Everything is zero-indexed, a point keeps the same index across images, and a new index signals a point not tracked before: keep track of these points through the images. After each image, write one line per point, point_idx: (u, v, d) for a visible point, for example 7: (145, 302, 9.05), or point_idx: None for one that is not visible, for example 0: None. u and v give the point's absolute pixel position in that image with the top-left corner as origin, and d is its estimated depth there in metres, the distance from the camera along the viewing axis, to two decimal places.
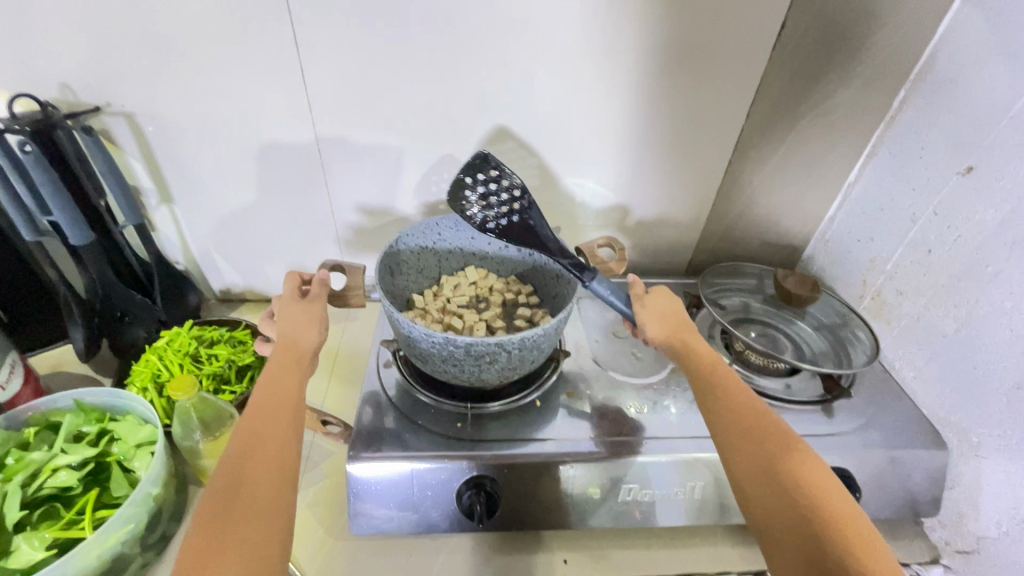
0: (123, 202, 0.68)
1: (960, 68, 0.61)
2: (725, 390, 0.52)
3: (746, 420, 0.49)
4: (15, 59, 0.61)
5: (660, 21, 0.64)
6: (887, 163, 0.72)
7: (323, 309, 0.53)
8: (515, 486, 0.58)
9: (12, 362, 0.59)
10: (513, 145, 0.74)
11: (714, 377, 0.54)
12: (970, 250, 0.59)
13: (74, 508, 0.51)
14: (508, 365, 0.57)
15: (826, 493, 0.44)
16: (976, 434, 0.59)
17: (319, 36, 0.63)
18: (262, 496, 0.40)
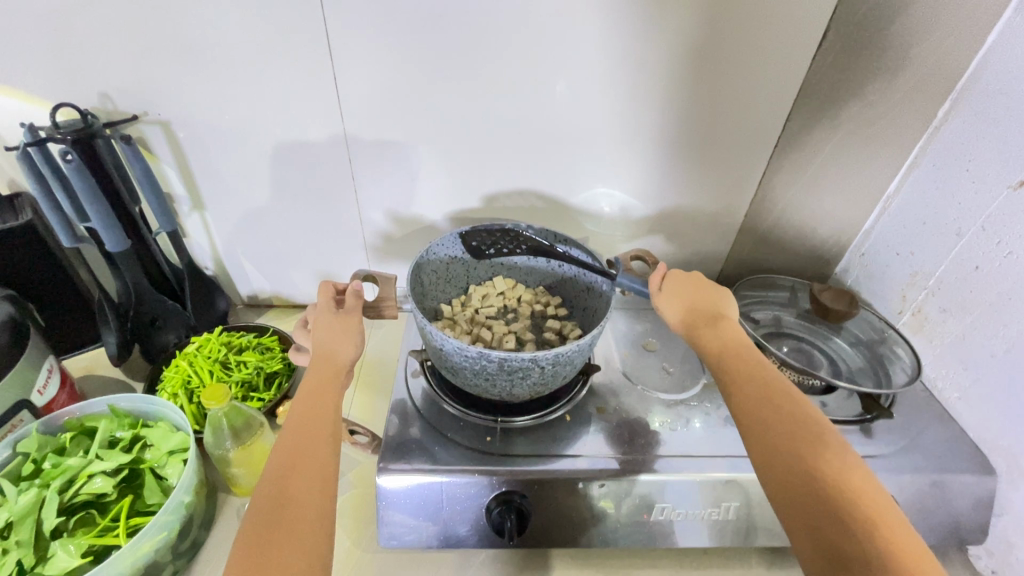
0: (157, 209, 0.69)
1: (1012, 79, 0.59)
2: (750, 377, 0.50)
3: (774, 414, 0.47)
4: (58, 70, 0.62)
5: (696, 30, 0.63)
6: (929, 175, 0.69)
7: (359, 322, 0.53)
8: (545, 502, 0.57)
9: (49, 366, 0.60)
10: (542, 154, 0.73)
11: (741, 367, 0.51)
12: (1022, 267, 0.57)
13: (109, 515, 0.51)
14: (540, 381, 0.56)
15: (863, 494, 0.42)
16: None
17: (353, 45, 0.63)
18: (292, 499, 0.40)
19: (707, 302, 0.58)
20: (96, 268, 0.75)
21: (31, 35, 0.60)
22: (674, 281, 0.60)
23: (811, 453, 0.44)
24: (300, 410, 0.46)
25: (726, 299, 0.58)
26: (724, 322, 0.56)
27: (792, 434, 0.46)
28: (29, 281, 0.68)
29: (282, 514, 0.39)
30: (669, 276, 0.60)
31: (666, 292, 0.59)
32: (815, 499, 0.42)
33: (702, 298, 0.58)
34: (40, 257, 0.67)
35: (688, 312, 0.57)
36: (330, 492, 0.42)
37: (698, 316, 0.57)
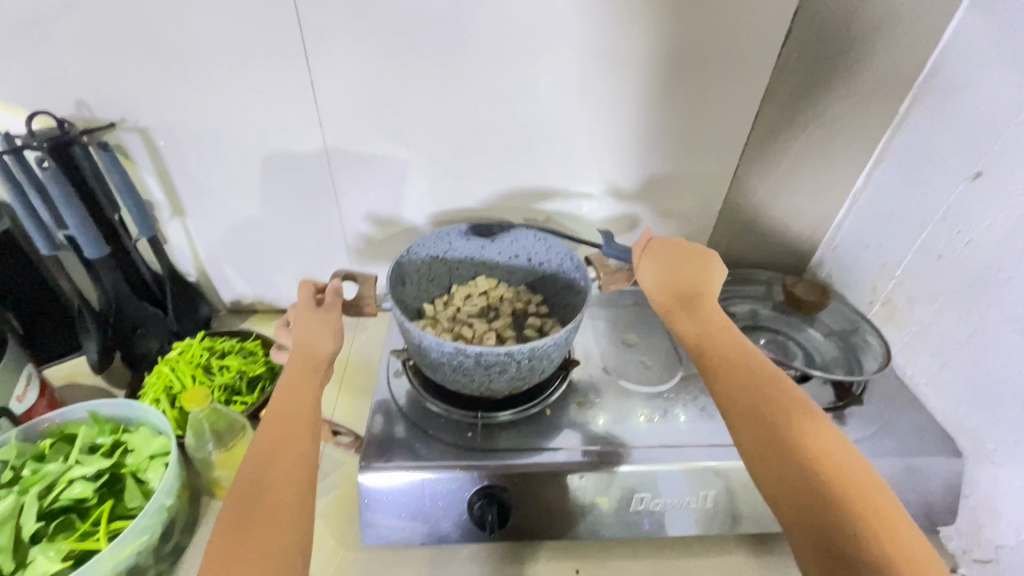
0: (137, 215, 0.69)
1: (967, 74, 0.61)
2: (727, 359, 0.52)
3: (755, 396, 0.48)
4: (34, 78, 0.63)
5: (665, 32, 0.65)
6: (894, 169, 0.71)
7: (339, 319, 0.54)
8: (527, 495, 0.57)
9: (28, 374, 0.60)
10: (520, 155, 0.75)
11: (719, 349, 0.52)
12: (981, 255, 0.59)
13: (89, 519, 0.51)
14: (517, 375, 0.58)
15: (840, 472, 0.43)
16: (992, 443, 0.59)
17: (329, 50, 0.64)
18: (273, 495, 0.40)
19: (690, 282, 0.59)
20: (76, 276, 0.75)
21: (6, 45, 0.60)
22: (653, 258, 0.61)
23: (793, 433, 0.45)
24: (282, 405, 0.46)
25: (710, 279, 0.59)
26: (704, 302, 0.57)
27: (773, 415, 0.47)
28: (7, 290, 0.68)
29: (261, 510, 0.39)
30: (651, 247, 0.61)
31: (646, 262, 0.60)
32: (795, 475, 0.43)
33: (686, 279, 0.59)
34: (18, 266, 0.67)
35: (669, 290, 0.58)
36: (308, 486, 0.42)
37: (678, 294, 0.58)
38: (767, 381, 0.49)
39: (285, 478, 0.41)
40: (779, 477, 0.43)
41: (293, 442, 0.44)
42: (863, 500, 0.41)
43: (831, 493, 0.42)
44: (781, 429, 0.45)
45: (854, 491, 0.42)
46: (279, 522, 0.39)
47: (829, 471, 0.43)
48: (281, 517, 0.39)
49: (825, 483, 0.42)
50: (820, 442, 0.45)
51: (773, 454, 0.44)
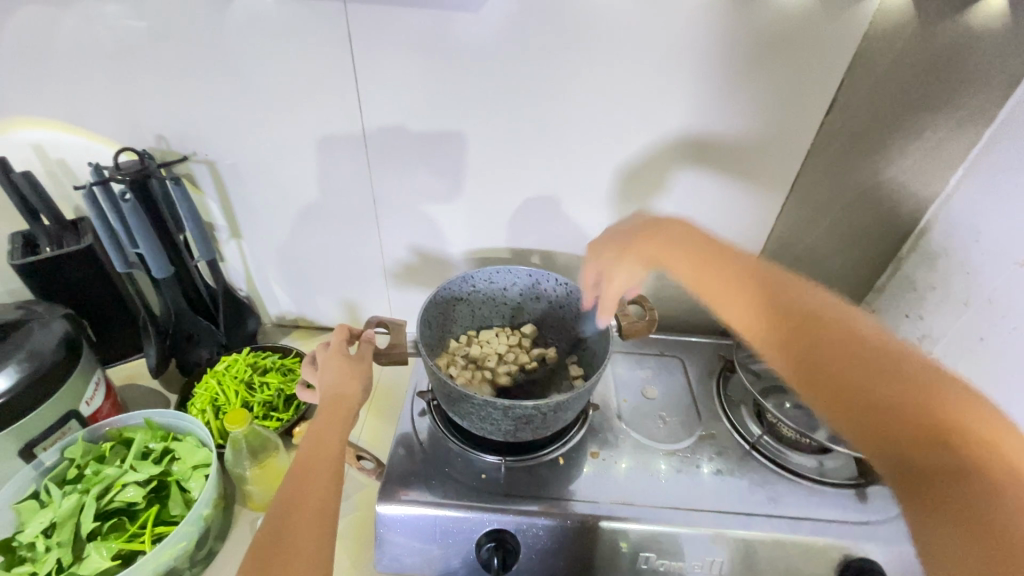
0: (199, 239, 0.75)
1: (1020, 156, 0.59)
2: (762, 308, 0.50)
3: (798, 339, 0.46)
4: (125, 116, 0.71)
5: (705, 94, 0.66)
6: (939, 241, 0.69)
7: (365, 367, 0.59)
8: (534, 542, 0.59)
9: (96, 380, 0.66)
10: (555, 200, 0.77)
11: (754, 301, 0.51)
12: (1023, 345, 0.57)
13: (137, 521, 0.57)
14: (542, 425, 0.60)
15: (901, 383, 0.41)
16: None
17: (382, 99, 0.69)
18: (295, 537, 0.43)
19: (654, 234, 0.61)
20: (143, 287, 0.82)
21: (104, 88, 0.68)
22: (618, 249, 0.63)
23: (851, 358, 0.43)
24: (310, 448, 0.50)
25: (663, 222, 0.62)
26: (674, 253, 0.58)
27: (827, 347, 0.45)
28: (85, 298, 0.76)
29: (283, 551, 0.42)
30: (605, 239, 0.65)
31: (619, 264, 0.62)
32: (882, 410, 0.40)
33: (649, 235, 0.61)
34: (95, 278, 0.75)
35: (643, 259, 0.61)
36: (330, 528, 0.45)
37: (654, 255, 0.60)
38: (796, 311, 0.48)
39: (306, 521, 0.45)
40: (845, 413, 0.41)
41: (317, 484, 0.47)
42: (967, 418, 0.37)
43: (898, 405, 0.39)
44: (845, 365, 0.43)
45: (922, 403, 0.39)
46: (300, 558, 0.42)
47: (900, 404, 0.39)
48: (302, 551, 0.42)
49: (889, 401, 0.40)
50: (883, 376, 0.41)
51: (838, 393, 0.42)
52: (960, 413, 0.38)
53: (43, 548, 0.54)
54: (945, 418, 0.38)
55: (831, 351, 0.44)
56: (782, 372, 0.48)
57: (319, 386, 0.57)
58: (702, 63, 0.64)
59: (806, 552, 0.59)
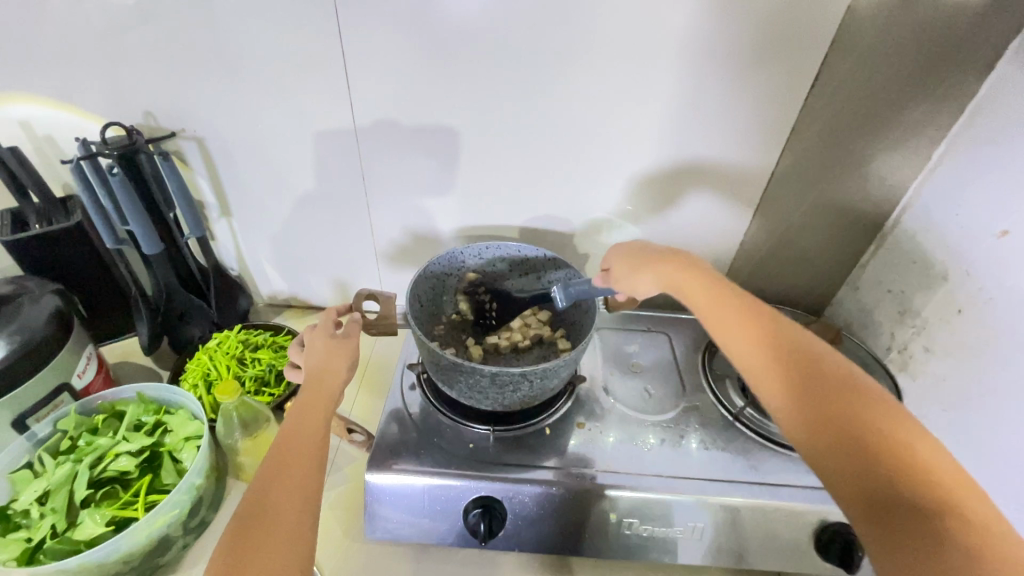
0: (189, 216, 0.76)
1: (1001, 130, 0.60)
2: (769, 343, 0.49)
3: (802, 379, 0.46)
4: (112, 91, 0.70)
5: (691, 70, 0.66)
6: (921, 216, 0.70)
7: (353, 347, 0.60)
8: (521, 509, 0.61)
9: (88, 354, 0.67)
10: (543, 178, 0.77)
11: (763, 332, 0.50)
12: (999, 316, 0.58)
13: (130, 490, 0.58)
14: (529, 393, 0.61)
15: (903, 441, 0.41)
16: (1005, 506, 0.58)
17: (368, 73, 0.68)
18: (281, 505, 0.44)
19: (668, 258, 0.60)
20: (134, 266, 0.83)
21: (89, 63, 0.68)
22: (629, 259, 0.62)
23: (852, 410, 0.43)
24: (294, 422, 0.51)
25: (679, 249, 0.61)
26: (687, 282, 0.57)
27: (833, 393, 0.45)
28: (76, 275, 0.76)
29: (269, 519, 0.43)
30: (617, 255, 0.64)
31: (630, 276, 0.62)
32: (873, 462, 0.41)
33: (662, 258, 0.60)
34: (86, 256, 0.75)
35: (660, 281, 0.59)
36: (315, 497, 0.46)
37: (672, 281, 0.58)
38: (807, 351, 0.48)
39: (291, 490, 0.45)
40: (833, 460, 0.42)
41: (302, 455, 0.48)
42: (952, 487, 0.39)
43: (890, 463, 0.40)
44: (846, 415, 0.43)
45: (920, 465, 0.40)
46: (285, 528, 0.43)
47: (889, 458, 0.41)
48: (287, 520, 0.43)
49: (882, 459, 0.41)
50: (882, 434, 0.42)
51: (829, 450, 0.42)
52: (946, 482, 0.39)
53: (38, 514, 0.55)
54: (934, 486, 0.39)
55: (833, 408, 0.44)
56: (774, 410, 0.47)
57: (305, 365, 0.58)
58: (689, 37, 0.64)
59: (785, 516, 0.60)
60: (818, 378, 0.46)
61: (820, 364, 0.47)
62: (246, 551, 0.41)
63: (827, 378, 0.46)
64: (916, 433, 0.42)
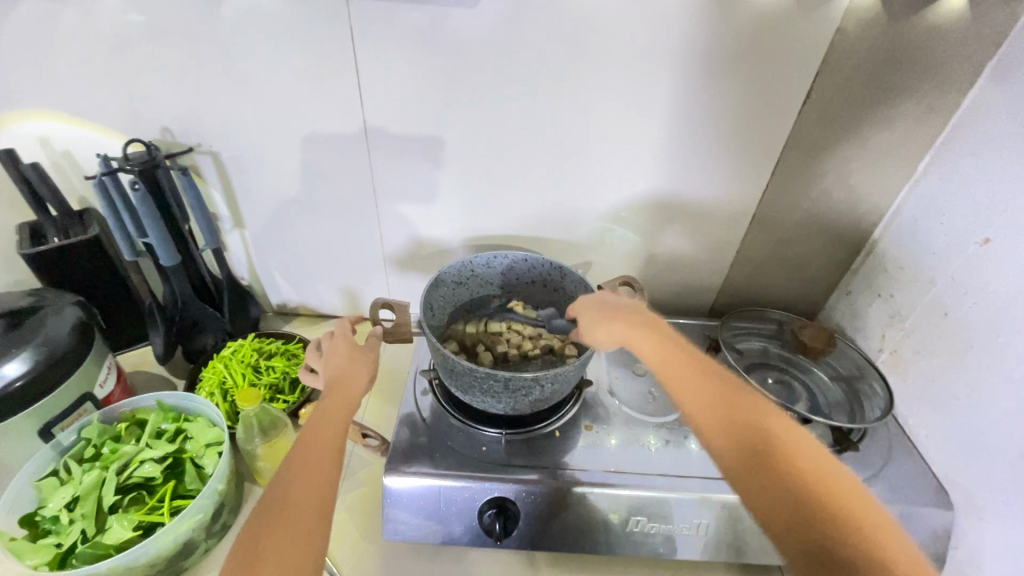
0: (204, 228, 0.78)
1: (981, 143, 0.63)
2: (696, 374, 0.55)
3: (716, 405, 0.52)
4: (131, 108, 0.73)
5: (690, 87, 0.70)
6: (908, 224, 0.74)
7: (370, 359, 0.62)
8: (532, 509, 0.63)
9: (109, 364, 0.69)
10: (548, 188, 0.80)
11: (687, 363, 0.57)
12: (982, 318, 0.61)
13: (155, 495, 0.60)
14: (540, 397, 0.64)
15: (805, 465, 0.46)
16: (991, 498, 0.61)
17: (380, 90, 0.71)
18: (296, 508, 0.46)
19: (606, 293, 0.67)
20: (148, 277, 0.85)
21: (111, 81, 0.70)
22: (588, 300, 0.66)
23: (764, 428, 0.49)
24: (312, 427, 0.53)
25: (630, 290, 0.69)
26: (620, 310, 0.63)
27: (746, 416, 0.51)
28: (93, 286, 0.78)
29: (284, 521, 0.45)
30: (594, 282, 0.69)
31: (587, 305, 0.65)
32: (763, 469, 0.46)
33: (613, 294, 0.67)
34: (104, 268, 0.77)
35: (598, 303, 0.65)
36: (328, 501, 0.48)
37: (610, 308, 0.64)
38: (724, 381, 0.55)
39: (307, 494, 0.47)
40: (741, 475, 0.47)
41: (319, 459, 0.50)
42: (843, 496, 0.44)
43: (784, 475, 0.46)
44: (759, 439, 0.48)
45: (815, 482, 0.45)
46: (297, 530, 0.45)
47: (808, 483, 0.45)
48: (300, 523, 0.45)
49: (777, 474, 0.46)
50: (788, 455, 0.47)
51: (760, 487, 0.46)
52: (835, 483, 0.45)
53: (67, 520, 0.57)
54: (823, 484, 0.45)
55: (746, 427, 0.50)
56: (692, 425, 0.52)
57: (325, 372, 0.61)
58: (688, 55, 0.67)
59: None
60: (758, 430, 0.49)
61: (739, 394, 0.53)
62: (260, 545, 0.43)
63: (736, 409, 0.51)
64: (812, 449, 0.48)
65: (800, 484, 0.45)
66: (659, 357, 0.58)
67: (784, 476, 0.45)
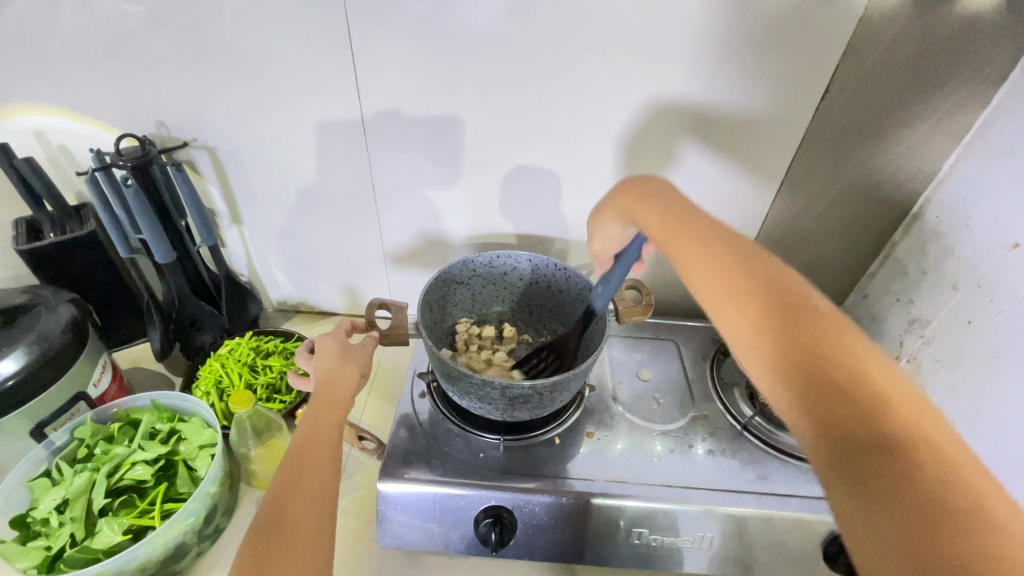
0: (200, 224, 0.76)
1: (1013, 141, 0.60)
2: (708, 259, 0.46)
3: (757, 291, 0.42)
4: (126, 102, 0.71)
5: (701, 80, 0.66)
6: (930, 226, 0.70)
7: (361, 357, 0.60)
8: (530, 518, 0.61)
9: (103, 363, 0.68)
10: (552, 186, 0.78)
11: (702, 246, 0.47)
12: (1007, 328, 0.58)
13: (147, 498, 0.59)
14: (539, 405, 0.62)
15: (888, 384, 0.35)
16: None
17: (377, 84, 0.69)
18: (299, 516, 0.44)
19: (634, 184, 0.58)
20: (146, 273, 0.84)
21: (103, 74, 0.68)
22: (606, 199, 0.61)
23: (823, 332, 0.38)
24: (304, 435, 0.51)
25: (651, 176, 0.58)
26: (660, 203, 0.54)
27: (797, 315, 0.40)
28: (90, 283, 0.77)
29: (287, 530, 0.43)
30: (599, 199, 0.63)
31: (602, 216, 0.62)
32: (844, 387, 0.35)
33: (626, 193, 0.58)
34: (100, 265, 0.76)
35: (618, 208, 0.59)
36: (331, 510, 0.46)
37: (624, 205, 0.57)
38: (782, 282, 0.42)
39: (310, 504, 0.45)
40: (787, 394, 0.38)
41: (317, 468, 0.48)
42: (909, 414, 0.34)
43: (851, 390, 0.35)
44: (808, 340, 0.38)
45: (877, 397, 0.35)
46: (303, 538, 0.43)
47: (870, 404, 0.34)
48: (305, 533, 0.43)
49: (847, 391, 0.35)
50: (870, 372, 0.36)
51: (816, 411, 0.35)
52: (896, 401, 0.35)
53: (57, 523, 0.56)
54: (882, 400, 0.34)
55: (801, 337, 0.38)
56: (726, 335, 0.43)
57: (313, 374, 0.58)
58: (699, 47, 0.64)
59: (794, 527, 0.61)
60: (791, 326, 0.39)
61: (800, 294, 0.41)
62: (268, 557, 0.41)
63: (785, 297, 0.41)
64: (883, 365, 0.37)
65: (869, 404, 0.34)
66: (697, 238, 0.48)
67: (836, 381, 0.36)
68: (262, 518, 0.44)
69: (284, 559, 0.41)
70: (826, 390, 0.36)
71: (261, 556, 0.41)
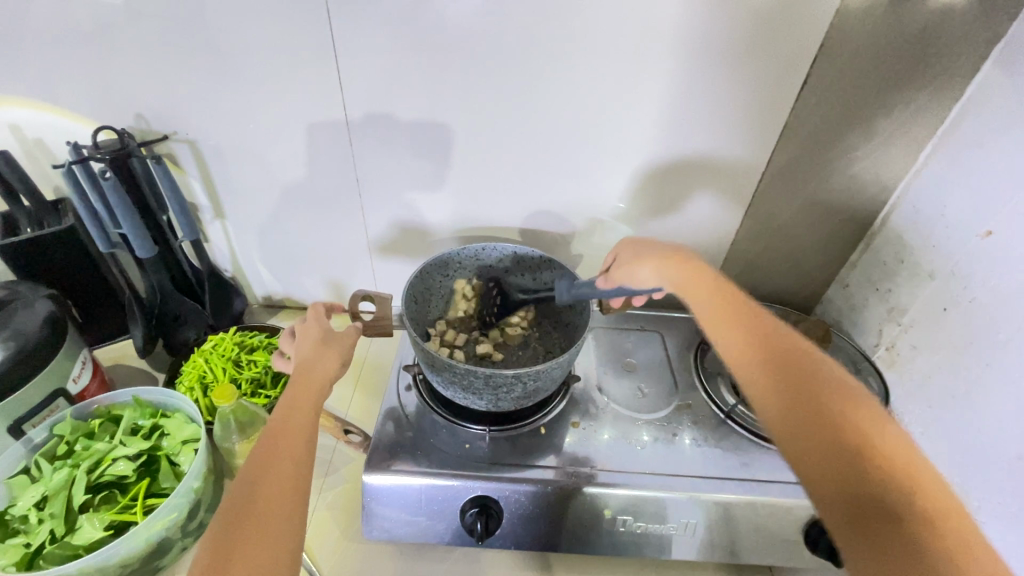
0: (182, 219, 0.76)
1: (987, 131, 0.61)
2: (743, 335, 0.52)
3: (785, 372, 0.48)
4: (103, 95, 0.70)
5: (683, 72, 0.67)
6: (908, 216, 0.71)
7: (342, 344, 0.59)
8: (516, 508, 0.62)
9: (83, 359, 0.67)
10: (536, 179, 0.78)
11: (742, 323, 0.54)
12: (981, 315, 0.59)
13: (128, 494, 0.58)
14: (523, 394, 0.62)
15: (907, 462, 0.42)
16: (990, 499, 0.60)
17: (360, 76, 0.68)
18: (267, 503, 0.44)
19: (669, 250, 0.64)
20: (127, 269, 0.83)
21: (80, 66, 0.67)
22: (631, 247, 0.66)
23: (845, 411, 0.45)
24: (281, 418, 0.50)
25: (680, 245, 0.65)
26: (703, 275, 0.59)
27: (820, 394, 0.46)
28: (69, 279, 0.76)
29: (253, 516, 0.42)
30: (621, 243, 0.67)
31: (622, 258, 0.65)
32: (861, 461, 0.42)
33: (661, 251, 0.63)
34: (79, 260, 0.75)
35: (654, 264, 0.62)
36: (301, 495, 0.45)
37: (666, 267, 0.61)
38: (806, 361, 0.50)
39: (279, 489, 0.45)
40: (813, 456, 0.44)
41: (289, 452, 0.47)
42: (931, 494, 0.40)
43: (874, 464, 0.42)
44: (835, 417, 0.45)
45: (901, 474, 0.41)
46: (268, 525, 0.42)
47: (891, 478, 0.41)
48: (271, 520, 0.43)
49: (867, 464, 0.42)
50: (891, 453, 0.42)
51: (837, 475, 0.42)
52: (917, 477, 0.41)
53: (36, 520, 0.55)
54: (905, 475, 0.41)
55: (827, 412, 0.45)
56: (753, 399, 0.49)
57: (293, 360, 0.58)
58: (681, 38, 0.64)
59: (776, 512, 0.62)
60: (818, 402, 0.46)
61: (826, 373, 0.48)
62: (231, 543, 0.41)
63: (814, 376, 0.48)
64: (902, 444, 0.43)
65: (888, 477, 0.41)
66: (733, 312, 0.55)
67: (857, 453, 0.42)
68: (232, 503, 0.44)
69: (247, 546, 0.41)
70: (851, 460, 0.42)
71: (225, 541, 0.41)
